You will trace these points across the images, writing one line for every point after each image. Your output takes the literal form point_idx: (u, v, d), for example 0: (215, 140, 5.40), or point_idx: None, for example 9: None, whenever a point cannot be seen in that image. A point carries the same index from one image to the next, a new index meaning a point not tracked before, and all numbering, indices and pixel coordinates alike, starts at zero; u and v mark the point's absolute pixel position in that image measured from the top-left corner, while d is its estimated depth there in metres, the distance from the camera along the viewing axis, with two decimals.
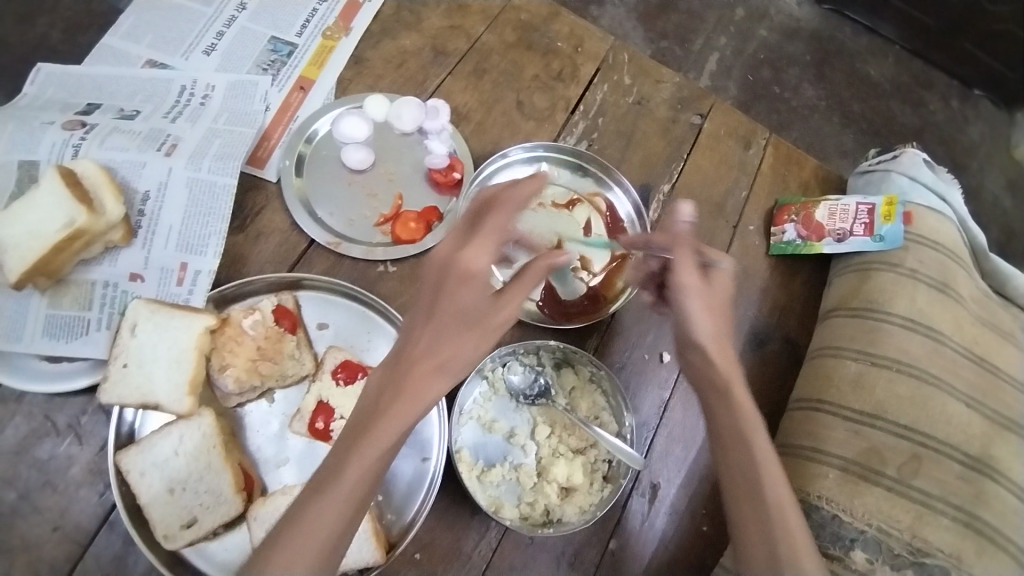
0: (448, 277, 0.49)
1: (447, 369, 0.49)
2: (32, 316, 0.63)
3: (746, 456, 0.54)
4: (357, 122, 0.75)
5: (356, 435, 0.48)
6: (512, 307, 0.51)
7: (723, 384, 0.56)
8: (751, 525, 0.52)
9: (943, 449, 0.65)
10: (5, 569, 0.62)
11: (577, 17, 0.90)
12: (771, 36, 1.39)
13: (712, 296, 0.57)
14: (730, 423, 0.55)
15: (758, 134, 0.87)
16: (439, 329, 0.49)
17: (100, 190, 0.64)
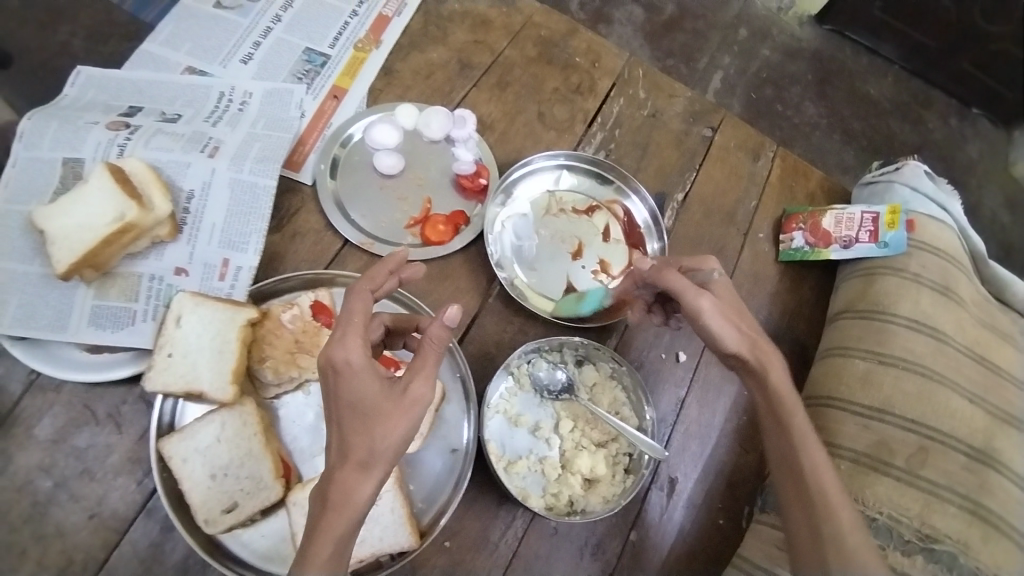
0: (333, 378, 0.49)
1: (372, 458, 0.46)
2: (78, 306, 0.66)
3: (787, 433, 0.57)
4: (388, 130, 0.78)
5: (347, 456, 0.47)
6: (421, 382, 0.49)
7: (761, 370, 0.59)
8: (795, 497, 0.55)
9: (949, 442, 0.69)
10: (39, 556, 0.63)
11: (594, 34, 0.94)
12: (774, 55, 1.46)
13: (724, 304, 0.61)
14: (770, 402, 0.59)
15: (766, 147, 0.92)
16: (344, 427, 0.48)
17: (149, 187, 0.67)
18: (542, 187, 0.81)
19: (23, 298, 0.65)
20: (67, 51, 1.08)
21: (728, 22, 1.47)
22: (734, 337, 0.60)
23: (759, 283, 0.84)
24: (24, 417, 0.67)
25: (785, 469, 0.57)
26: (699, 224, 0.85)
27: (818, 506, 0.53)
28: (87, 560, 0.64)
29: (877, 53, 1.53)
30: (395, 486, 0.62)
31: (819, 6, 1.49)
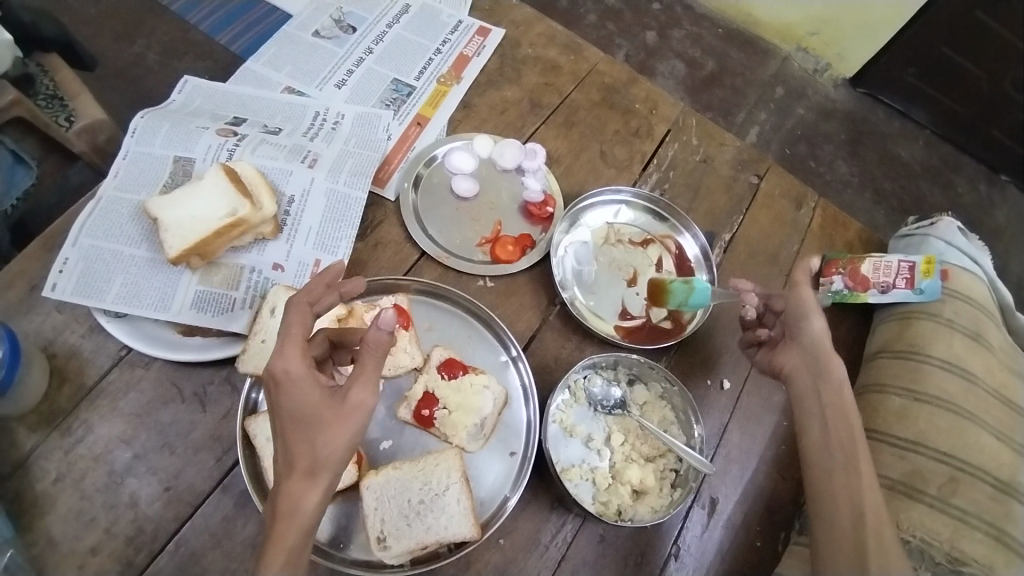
0: (274, 390, 0.54)
1: (318, 467, 0.52)
2: (181, 289, 0.72)
3: (845, 431, 0.67)
4: (465, 157, 0.86)
5: (291, 467, 0.52)
6: (361, 388, 0.54)
7: (835, 375, 0.69)
8: (842, 482, 0.64)
9: (976, 474, 0.75)
10: (111, 524, 0.66)
11: (652, 84, 1.02)
12: (808, 114, 1.56)
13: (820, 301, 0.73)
14: (837, 403, 0.68)
15: (809, 198, 0.99)
16: (287, 437, 0.53)
17: (257, 188, 0.75)
18: (603, 218, 0.88)
19: (131, 278, 0.72)
20: (141, 63, 1.31)
21: (765, 81, 1.57)
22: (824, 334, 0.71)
23: None
24: (111, 390, 0.71)
25: (835, 464, 0.65)
26: (745, 263, 0.92)
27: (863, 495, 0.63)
28: (159, 530, 0.66)
29: (909, 117, 1.65)
30: (461, 478, 0.67)
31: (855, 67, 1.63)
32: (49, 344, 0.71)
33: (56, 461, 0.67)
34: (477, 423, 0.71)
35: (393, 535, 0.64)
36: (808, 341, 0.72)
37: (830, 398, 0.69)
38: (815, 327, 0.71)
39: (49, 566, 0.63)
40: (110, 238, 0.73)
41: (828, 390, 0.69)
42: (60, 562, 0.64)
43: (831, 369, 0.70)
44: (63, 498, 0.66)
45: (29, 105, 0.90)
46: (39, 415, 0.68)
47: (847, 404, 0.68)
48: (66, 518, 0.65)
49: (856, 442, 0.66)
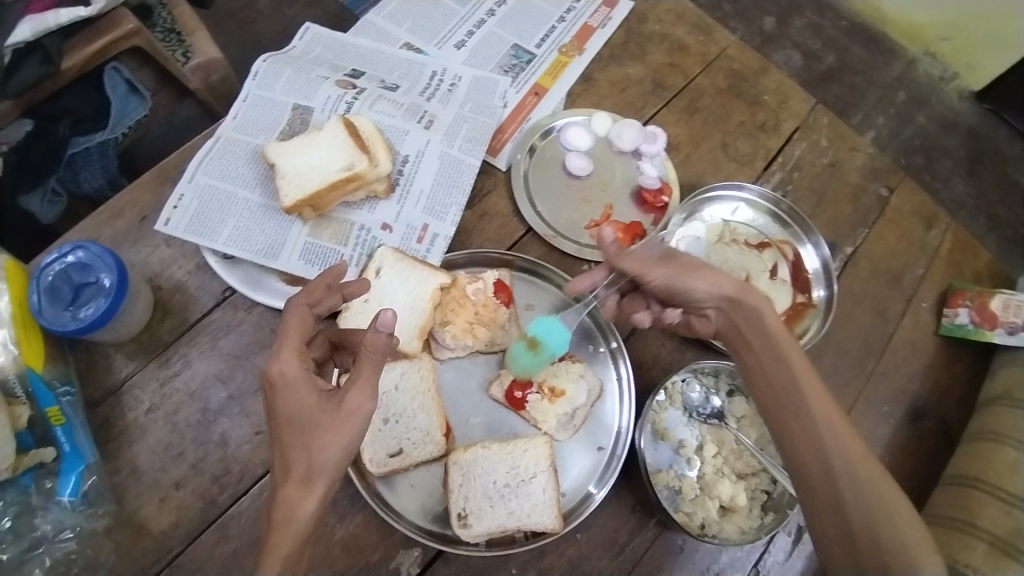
0: (269, 392, 0.53)
1: (312, 475, 0.51)
2: (291, 239, 0.72)
3: (781, 366, 0.60)
4: (581, 133, 0.83)
5: (282, 474, 0.51)
6: (358, 394, 0.52)
7: (751, 310, 0.63)
8: (803, 438, 0.57)
9: (1014, 501, 0.68)
10: (199, 460, 0.67)
11: (784, 75, 0.95)
12: (929, 124, 1.42)
13: (676, 259, 0.66)
14: (763, 338, 0.62)
15: (940, 219, 0.91)
16: (284, 441, 0.52)
17: (375, 145, 0.75)
18: (719, 215, 0.82)
19: (242, 222, 0.72)
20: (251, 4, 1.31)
21: (887, 84, 1.44)
22: (711, 291, 0.64)
23: (914, 353, 0.84)
24: (211, 328, 0.71)
25: (786, 415, 0.58)
26: (864, 281, 0.85)
27: (830, 439, 0.55)
28: (244, 473, 0.67)
29: None
30: (550, 468, 0.66)
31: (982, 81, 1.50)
32: (155, 277, 0.72)
33: (150, 392, 0.69)
34: (568, 412, 0.69)
35: (475, 514, 0.64)
36: (712, 303, 0.65)
37: (760, 340, 0.62)
38: (697, 288, 0.64)
39: (132, 494, 0.65)
40: (225, 178, 0.73)
41: (755, 333, 0.63)
42: (143, 491, 0.65)
43: (748, 308, 0.63)
44: (153, 429, 0.68)
45: (147, 35, 0.83)
46: (137, 344, 0.70)
47: (777, 333, 0.61)
48: (155, 449, 0.67)
49: (793, 370, 0.59)
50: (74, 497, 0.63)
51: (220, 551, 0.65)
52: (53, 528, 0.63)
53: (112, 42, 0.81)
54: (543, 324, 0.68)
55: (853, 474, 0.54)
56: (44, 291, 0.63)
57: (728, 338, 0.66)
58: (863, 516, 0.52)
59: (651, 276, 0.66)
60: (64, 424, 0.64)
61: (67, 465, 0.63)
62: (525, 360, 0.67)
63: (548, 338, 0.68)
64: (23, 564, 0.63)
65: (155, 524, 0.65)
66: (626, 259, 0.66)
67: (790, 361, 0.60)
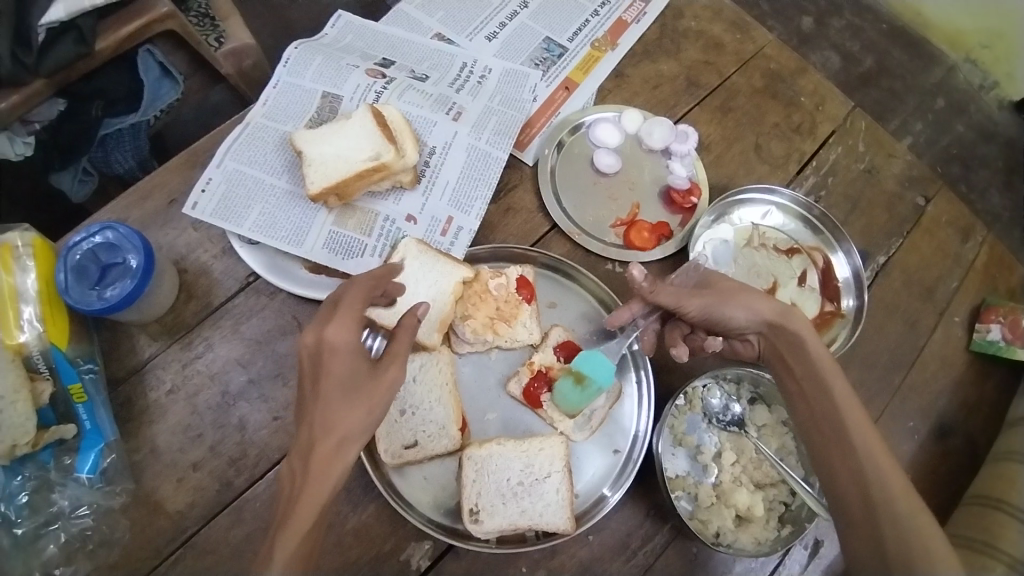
0: (319, 356, 0.54)
1: (342, 448, 0.52)
2: (316, 227, 0.72)
3: (823, 393, 0.59)
4: (610, 130, 0.82)
5: (314, 440, 0.52)
6: (397, 367, 0.55)
7: (795, 338, 0.62)
8: (842, 466, 0.55)
9: (1017, 514, 0.67)
10: (216, 442, 0.68)
11: (822, 76, 0.92)
12: (967, 133, 1.37)
13: (713, 290, 0.65)
14: (804, 364, 0.61)
15: (977, 231, 0.88)
16: (328, 404, 0.52)
17: (402, 135, 0.74)
18: (749, 218, 0.81)
19: (268, 209, 0.72)
20: None
21: (926, 89, 1.39)
22: (751, 319, 0.64)
23: (944, 368, 0.81)
24: (234, 312, 0.72)
25: (825, 434, 0.58)
26: (896, 293, 0.83)
27: (864, 461, 0.54)
28: (261, 457, 0.68)
29: None
30: (565, 468, 0.65)
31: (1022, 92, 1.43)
32: (181, 259, 0.73)
33: (172, 373, 0.69)
34: (585, 413, 0.69)
35: (487, 510, 0.64)
36: (751, 328, 0.65)
37: (802, 368, 0.62)
38: (736, 317, 0.64)
39: (150, 473, 0.66)
40: (253, 164, 0.73)
41: (796, 361, 0.62)
42: (161, 471, 0.66)
43: (789, 333, 0.62)
44: (174, 410, 0.68)
45: (182, 19, 0.84)
46: (161, 325, 0.71)
47: (819, 359, 0.61)
48: (175, 430, 0.68)
49: (834, 395, 0.58)
50: (92, 474, 0.64)
51: (234, 533, 0.65)
52: (70, 504, 0.64)
53: (147, 24, 0.81)
54: (587, 357, 0.66)
55: (891, 500, 0.52)
56: (71, 269, 0.64)
57: (767, 361, 0.66)
58: (896, 539, 0.50)
59: (686, 308, 0.65)
60: (85, 401, 0.65)
61: (87, 443, 0.64)
62: (573, 396, 0.66)
63: (593, 372, 0.65)
64: (37, 540, 0.63)
65: (171, 504, 0.66)
66: (660, 293, 0.66)
67: (832, 387, 0.59)
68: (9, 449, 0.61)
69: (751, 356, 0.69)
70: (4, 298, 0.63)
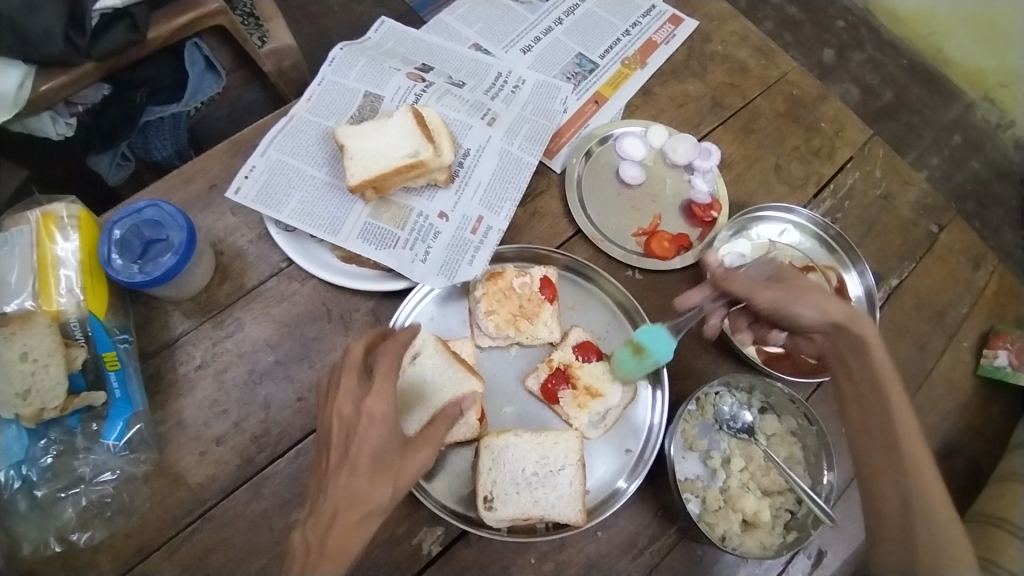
0: (352, 430, 0.56)
1: (366, 520, 0.54)
2: (352, 218, 0.76)
3: (877, 399, 0.60)
4: (637, 144, 0.85)
5: (334, 514, 0.53)
6: (426, 451, 0.58)
7: (861, 344, 0.62)
8: (882, 466, 0.58)
9: (1015, 532, 0.68)
10: (240, 419, 0.70)
11: (842, 104, 0.95)
12: (982, 171, 1.40)
13: (791, 285, 0.66)
14: (865, 369, 0.62)
15: (989, 261, 0.91)
16: (355, 475, 0.54)
17: (439, 135, 0.78)
18: (767, 235, 0.83)
19: (308, 198, 0.75)
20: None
21: (944, 126, 1.43)
22: (820, 319, 0.64)
23: (952, 390, 0.83)
24: (266, 296, 0.75)
25: (871, 438, 0.60)
26: (907, 316, 0.85)
27: (908, 469, 0.56)
28: (283, 435, 0.70)
29: None
30: (578, 463, 0.67)
31: None
32: (218, 242, 0.76)
33: (202, 350, 0.73)
34: (600, 412, 0.71)
35: (501, 498, 0.66)
36: (818, 328, 0.65)
37: (861, 368, 0.62)
38: (806, 315, 0.65)
39: (173, 445, 0.69)
40: (296, 156, 0.77)
41: (856, 363, 0.63)
42: (185, 443, 0.69)
43: (853, 338, 0.63)
44: (202, 386, 0.71)
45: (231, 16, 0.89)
46: (195, 303, 0.74)
47: (880, 367, 0.61)
48: (201, 405, 0.71)
49: (886, 397, 0.60)
50: (118, 442, 0.67)
51: (252, 507, 0.68)
52: (93, 470, 0.67)
53: (198, 18, 0.86)
54: (648, 331, 0.70)
55: (926, 497, 0.54)
56: (115, 244, 0.68)
57: (829, 360, 0.66)
58: (928, 556, 0.52)
59: (756, 298, 0.67)
60: (118, 370, 0.68)
61: (116, 411, 0.67)
62: (630, 365, 0.70)
63: (653, 345, 0.70)
64: (55, 504, 0.66)
65: (192, 476, 0.68)
66: (732, 282, 0.68)
67: (889, 396, 0.60)
68: (38, 411, 0.64)
69: (815, 350, 0.72)
70: (44, 265, 0.66)
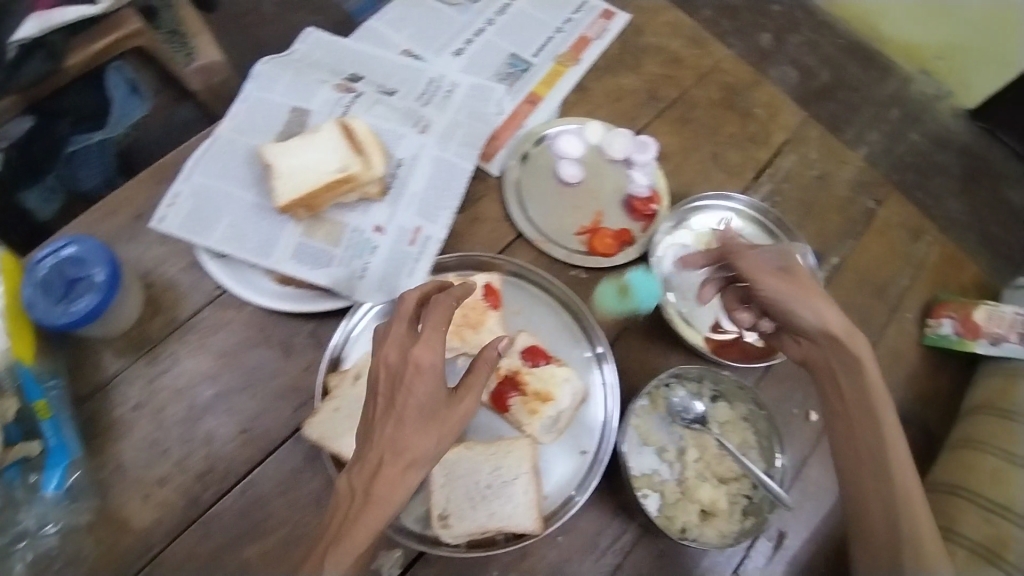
0: (402, 376, 0.55)
1: (413, 467, 0.53)
2: (284, 239, 0.73)
3: (870, 422, 0.62)
4: (574, 141, 0.84)
5: (379, 463, 0.52)
6: (471, 399, 0.56)
7: (855, 360, 0.63)
8: (872, 488, 0.60)
9: (974, 498, 0.71)
10: (184, 456, 0.68)
11: (776, 89, 0.96)
12: (923, 141, 1.43)
13: (794, 281, 0.66)
14: (856, 387, 0.63)
15: (927, 232, 0.93)
16: (404, 424, 0.53)
17: (369, 146, 0.76)
18: (709, 224, 0.83)
19: (237, 221, 0.73)
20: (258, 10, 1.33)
21: (882, 101, 1.46)
22: (817, 325, 0.64)
23: (899, 362, 0.85)
24: (202, 326, 0.72)
25: (863, 463, 0.61)
26: (849, 292, 0.86)
27: (895, 494, 0.59)
28: (228, 471, 0.68)
29: None
30: (531, 470, 0.67)
31: (977, 99, 1.51)
32: (147, 275, 0.73)
33: (138, 390, 0.70)
34: (553, 416, 0.69)
35: (456, 514, 0.65)
36: (813, 336, 0.65)
37: (848, 381, 0.63)
38: (806, 318, 0.64)
39: (114, 491, 0.66)
40: (222, 178, 0.74)
41: (848, 380, 0.63)
42: (127, 487, 0.66)
43: (848, 355, 0.63)
44: (140, 426, 0.68)
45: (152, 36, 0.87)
46: (127, 341, 0.71)
47: (871, 384, 0.62)
48: (140, 446, 0.68)
49: (880, 420, 0.61)
50: (58, 491, 0.63)
51: (202, 547, 0.65)
52: (36, 522, 0.63)
53: (119, 39, 0.83)
54: (638, 275, 0.79)
55: (914, 521, 0.58)
56: (37, 285, 0.64)
57: (815, 368, 0.67)
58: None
59: (761, 284, 0.67)
60: (50, 418, 0.64)
61: (52, 460, 0.64)
62: (612, 301, 0.78)
63: (639, 288, 0.79)
64: (4, 559, 0.62)
65: (137, 521, 0.65)
66: (744, 257, 0.68)
67: (882, 419, 0.61)
68: None
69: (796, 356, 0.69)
70: None
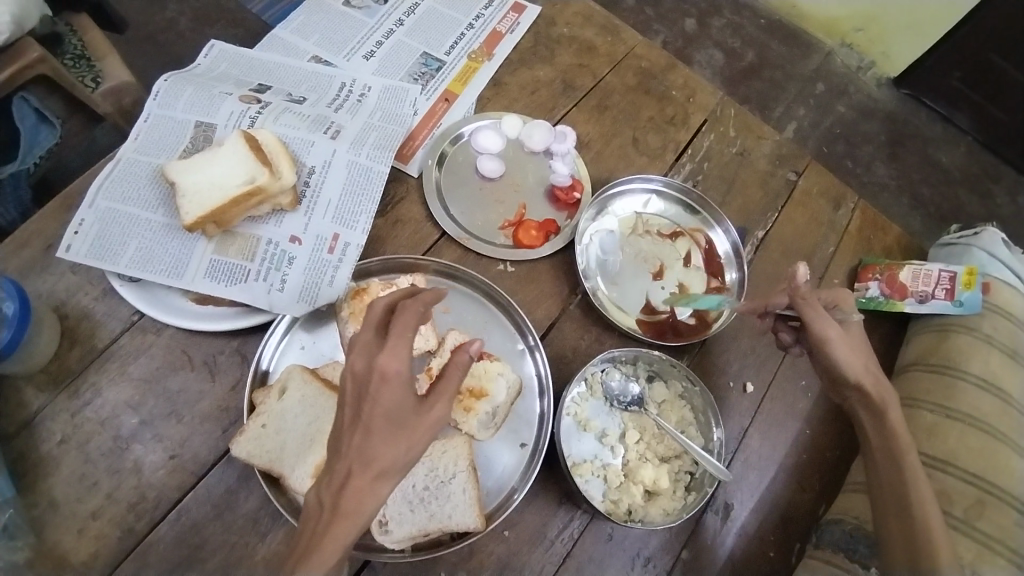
0: (368, 382, 0.49)
1: (385, 474, 0.49)
2: (196, 258, 0.71)
3: (893, 464, 0.64)
4: (492, 136, 0.84)
5: (345, 478, 0.48)
6: (443, 404, 0.51)
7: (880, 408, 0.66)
8: (896, 526, 0.62)
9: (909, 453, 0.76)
10: (111, 489, 0.65)
11: (691, 70, 0.98)
12: (848, 112, 1.48)
13: (852, 340, 0.67)
14: (884, 438, 0.65)
15: (848, 198, 0.95)
16: (370, 432, 0.48)
17: (277, 156, 0.74)
18: (631, 208, 0.85)
19: (145, 243, 0.70)
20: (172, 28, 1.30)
21: (806, 76, 1.50)
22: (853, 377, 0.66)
23: None
24: (121, 354, 0.70)
25: (885, 499, 0.63)
26: (776, 263, 0.88)
27: (917, 529, 0.61)
28: (161, 498, 0.65)
29: (951, 122, 1.57)
30: (469, 467, 0.66)
31: (898, 67, 1.55)
32: (61, 305, 0.70)
33: (62, 423, 0.66)
34: (489, 412, 0.69)
35: (395, 520, 0.64)
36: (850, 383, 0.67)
37: (878, 435, 0.66)
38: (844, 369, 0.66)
39: (51, 527, 0.62)
40: (127, 201, 0.72)
41: (878, 431, 0.66)
42: (62, 523, 0.63)
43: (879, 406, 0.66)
44: (66, 461, 0.65)
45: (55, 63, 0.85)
46: (47, 375, 0.68)
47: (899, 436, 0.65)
48: (68, 482, 0.64)
49: (905, 463, 0.63)
50: None
51: None
52: None
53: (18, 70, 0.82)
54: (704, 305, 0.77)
55: (929, 532, 0.60)
56: None
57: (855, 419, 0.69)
58: None
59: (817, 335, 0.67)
60: None
61: None
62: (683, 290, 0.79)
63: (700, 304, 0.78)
64: None
65: (74, 557, 0.62)
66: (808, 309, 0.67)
67: (905, 460, 0.63)
68: None
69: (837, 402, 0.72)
70: None
